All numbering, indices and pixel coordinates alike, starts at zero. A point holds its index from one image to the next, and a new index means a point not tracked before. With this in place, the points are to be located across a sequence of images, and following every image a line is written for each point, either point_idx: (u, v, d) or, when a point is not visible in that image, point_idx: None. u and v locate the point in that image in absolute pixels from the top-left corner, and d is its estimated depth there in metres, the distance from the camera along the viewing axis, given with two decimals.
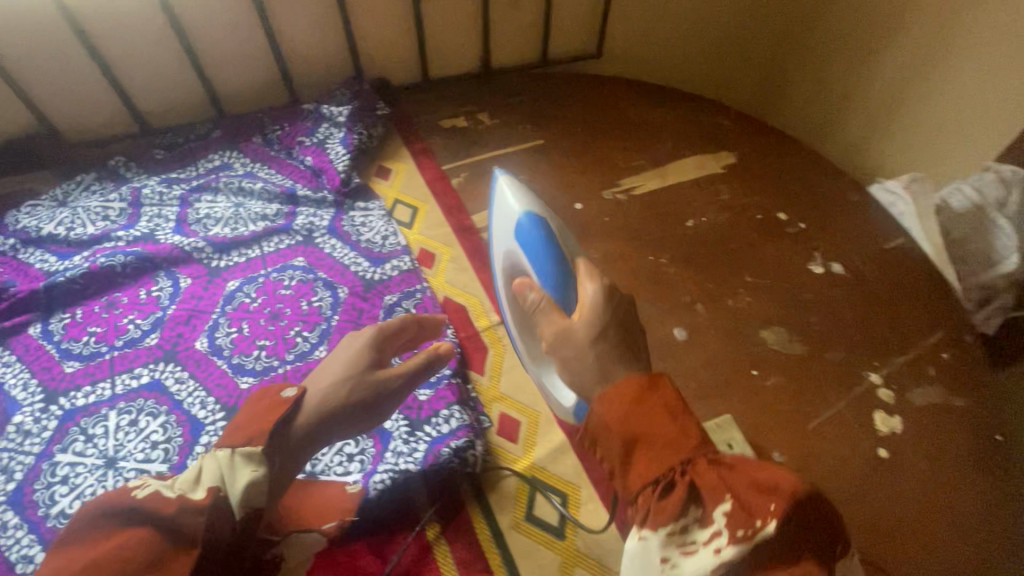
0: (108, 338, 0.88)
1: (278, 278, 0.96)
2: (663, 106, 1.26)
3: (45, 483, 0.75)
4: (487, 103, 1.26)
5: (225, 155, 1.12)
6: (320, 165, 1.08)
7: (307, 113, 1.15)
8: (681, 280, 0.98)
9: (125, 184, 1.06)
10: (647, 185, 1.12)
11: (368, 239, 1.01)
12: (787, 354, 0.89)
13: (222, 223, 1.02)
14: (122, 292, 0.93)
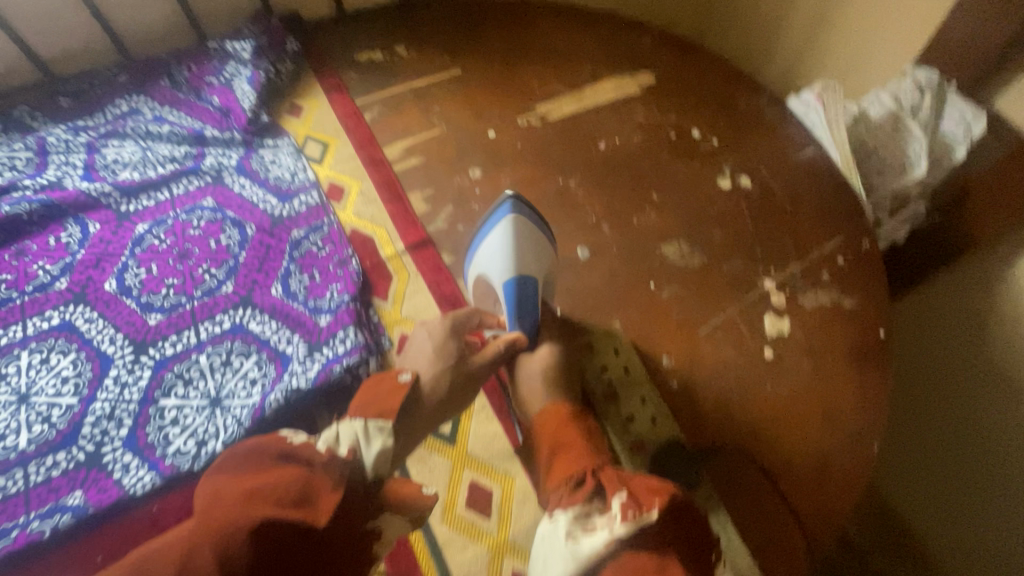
0: (18, 284, 0.90)
1: (187, 219, 0.97)
2: (584, 28, 1.23)
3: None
4: (404, 35, 1.23)
5: (133, 101, 1.10)
6: (227, 105, 1.07)
7: (213, 52, 1.12)
8: (589, 200, 0.98)
9: (31, 134, 1.05)
10: (562, 110, 1.10)
11: (277, 176, 1.01)
12: (688, 267, 0.91)
13: (131, 168, 1.02)
14: (32, 240, 0.94)
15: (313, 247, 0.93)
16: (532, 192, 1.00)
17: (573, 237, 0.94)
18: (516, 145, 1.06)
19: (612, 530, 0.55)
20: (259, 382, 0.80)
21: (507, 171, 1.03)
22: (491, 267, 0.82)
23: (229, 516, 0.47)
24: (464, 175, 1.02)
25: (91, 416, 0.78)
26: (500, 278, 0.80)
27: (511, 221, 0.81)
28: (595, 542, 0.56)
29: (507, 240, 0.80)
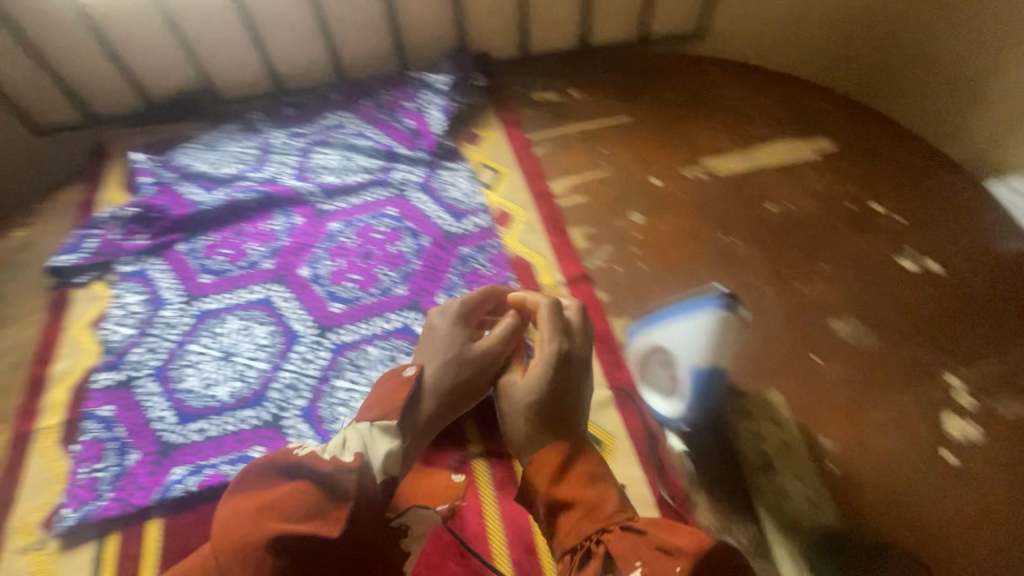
0: (235, 259, 1.05)
1: (373, 223, 1.08)
2: (760, 90, 1.23)
3: (179, 366, 0.92)
4: (578, 80, 1.31)
5: (340, 116, 1.26)
6: (418, 128, 1.19)
7: (413, 80, 1.26)
8: (752, 260, 0.96)
9: (259, 135, 1.24)
10: (730, 166, 1.10)
11: (453, 196, 1.11)
12: (857, 347, 0.85)
13: (332, 174, 1.17)
14: (249, 223, 1.10)
15: (478, 266, 1.00)
16: (692, 242, 0.99)
17: (732, 295, 0.92)
18: (680, 195, 1.07)
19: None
20: None
21: (669, 219, 1.03)
22: (686, 350, 0.82)
23: (249, 531, 0.53)
24: (625, 217, 1.04)
25: (278, 383, 0.89)
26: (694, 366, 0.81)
27: (722, 318, 0.85)
28: None
29: (714, 334, 0.84)
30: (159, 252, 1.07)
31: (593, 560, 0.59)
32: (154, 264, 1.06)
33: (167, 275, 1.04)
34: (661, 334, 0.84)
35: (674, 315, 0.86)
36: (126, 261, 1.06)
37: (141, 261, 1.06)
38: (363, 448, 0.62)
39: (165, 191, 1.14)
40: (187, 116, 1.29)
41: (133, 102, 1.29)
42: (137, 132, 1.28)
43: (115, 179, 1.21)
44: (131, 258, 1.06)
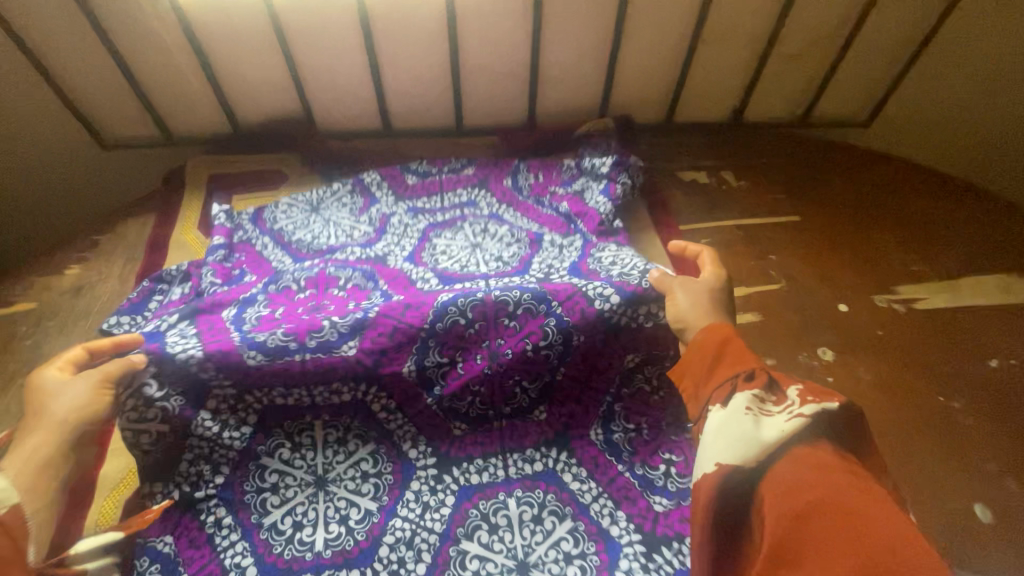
0: (298, 334, 0.71)
1: (500, 300, 0.75)
2: (955, 201, 1.05)
3: (256, 486, 0.74)
4: (732, 161, 1.13)
5: (473, 193, 1.04)
6: (575, 211, 0.97)
7: (564, 165, 1.05)
8: (980, 437, 0.78)
9: (374, 204, 1.02)
10: (934, 302, 0.91)
11: (620, 272, 0.78)
12: None
13: (455, 262, 0.92)
14: (336, 301, 0.82)
15: (644, 388, 0.79)
16: (901, 400, 0.81)
17: (963, 484, 0.74)
18: (876, 330, 0.88)
19: (795, 413, 0.55)
20: (575, 562, 0.68)
21: (866, 364, 0.85)
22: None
23: None
24: (812, 352, 0.86)
25: (390, 536, 0.71)
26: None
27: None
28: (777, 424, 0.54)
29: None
30: (196, 314, 0.76)
31: (758, 378, 0.59)
32: (179, 329, 0.73)
33: (191, 336, 0.70)
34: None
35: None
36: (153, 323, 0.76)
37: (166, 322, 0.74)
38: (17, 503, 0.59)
39: (250, 257, 0.94)
40: (281, 149, 1.12)
41: (218, 125, 1.11)
42: (222, 160, 1.11)
43: (190, 217, 1.04)
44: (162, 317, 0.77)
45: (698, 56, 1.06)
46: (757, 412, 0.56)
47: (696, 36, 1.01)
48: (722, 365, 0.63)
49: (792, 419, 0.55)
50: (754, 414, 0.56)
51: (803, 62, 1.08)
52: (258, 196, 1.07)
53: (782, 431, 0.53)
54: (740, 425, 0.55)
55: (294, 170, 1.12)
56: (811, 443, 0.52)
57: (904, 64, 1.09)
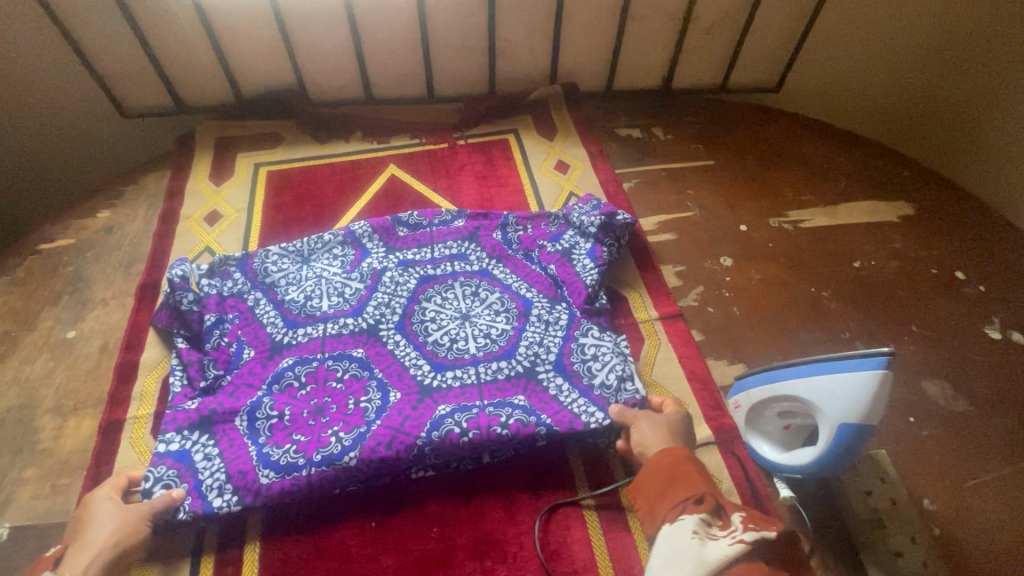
0: (309, 450, 0.81)
1: (494, 413, 0.83)
2: (845, 150, 1.25)
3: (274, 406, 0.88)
4: (661, 119, 1.34)
5: (463, 246, 1.05)
6: (563, 276, 0.99)
7: (553, 217, 1.07)
8: (843, 315, 0.99)
9: (365, 257, 1.04)
10: (815, 221, 1.13)
11: (603, 380, 0.87)
12: (948, 410, 0.88)
13: (445, 334, 0.94)
14: (332, 399, 0.86)
15: (580, 282, 0.97)
16: (783, 293, 1.02)
17: (823, 348, 0.95)
18: (768, 243, 1.09)
19: (737, 538, 0.64)
20: None
21: (758, 268, 1.06)
22: (837, 405, 0.63)
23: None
24: (716, 261, 1.07)
25: None
26: (845, 420, 0.62)
27: (886, 380, 0.61)
28: (720, 549, 0.63)
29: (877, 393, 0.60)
30: (209, 425, 0.83)
31: (705, 504, 0.68)
32: (202, 446, 0.81)
33: (216, 466, 0.80)
34: (798, 384, 0.67)
35: (815, 366, 0.65)
36: (167, 437, 0.82)
37: (187, 440, 0.82)
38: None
39: (244, 318, 0.95)
40: (278, 115, 1.31)
41: (224, 95, 1.30)
42: (227, 126, 1.30)
43: (202, 171, 1.22)
44: (172, 433, 0.82)
45: (626, 31, 1.27)
46: (702, 536, 0.65)
47: (623, 14, 1.22)
48: (672, 491, 0.70)
49: (734, 544, 0.63)
50: (700, 540, 0.64)
51: (716, 35, 1.28)
52: (256, 154, 1.26)
53: (726, 553, 0.63)
54: (686, 552, 0.64)
55: (289, 132, 1.31)
56: (749, 563, 0.63)
57: (799, 36, 1.26)
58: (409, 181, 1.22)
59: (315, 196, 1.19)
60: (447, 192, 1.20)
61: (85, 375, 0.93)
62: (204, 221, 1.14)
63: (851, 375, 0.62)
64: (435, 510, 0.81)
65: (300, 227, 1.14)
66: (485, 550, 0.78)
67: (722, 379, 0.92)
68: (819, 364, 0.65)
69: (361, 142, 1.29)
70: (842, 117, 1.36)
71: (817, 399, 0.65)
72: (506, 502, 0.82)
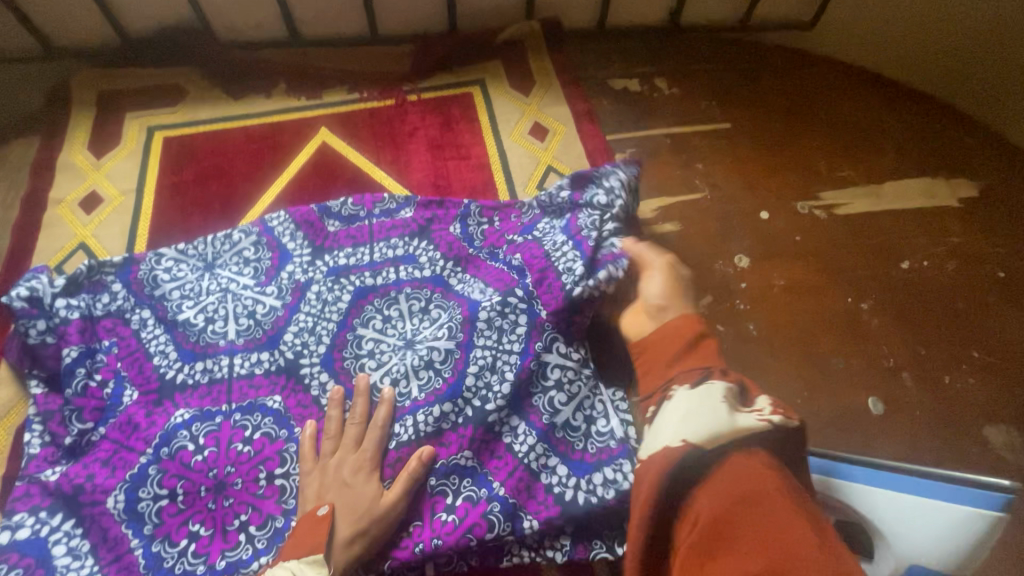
0: (211, 553, 0.64)
1: (440, 492, 0.67)
2: (894, 110, 1.00)
3: (152, 493, 0.65)
4: (666, 67, 1.06)
5: (410, 245, 0.82)
6: (528, 265, 0.74)
7: (526, 206, 0.85)
8: (886, 335, 0.78)
9: (284, 266, 0.81)
10: (854, 205, 0.90)
11: (567, 419, 0.69)
12: (1013, 467, 0.70)
13: (383, 372, 0.72)
14: (236, 470, 0.67)
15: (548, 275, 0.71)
16: (813, 305, 0.81)
17: (862, 379, 0.76)
18: (795, 237, 0.87)
19: (764, 417, 0.52)
20: (462, 495, 0.66)
21: (782, 270, 0.84)
22: (915, 540, 0.56)
23: None
24: (729, 261, 0.85)
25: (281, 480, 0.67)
26: (917, 561, 0.55)
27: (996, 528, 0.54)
28: (743, 423, 0.52)
29: (983, 547, 0.54)
30: (76, 508, 0.64)
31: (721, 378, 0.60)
32: (66, 536, 0.63)
33: (88, 568, 0.62)
34: (877, 497, 0.58)
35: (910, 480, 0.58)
36: (16, 519, 0.63)
37: (45, 525, 0.63)
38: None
39: (124, 345, 0.73)
40: (179, 62, 1.03)
41: (103, 33, 1.00)
42: (113, 75, 1.01)
43: (80, 137, 0.96)
44: (25, 514, 0.63)
45: None
46: (727, 409, 0.54)
47: None
48: (679, 356, 0.66)
49: (758, 422, 0.52)
50: (717, 409, 0.54)
51: None
52: (151, 113, 0.99)
53: (744, 427, 0.51)
54: (701, 414, 0.54)
55: (194, 84, 1.02)
56: (770, 448, 0.51)
57: None
58: (344, 150, 0.96)
59: (224, 172, 0.93)
60: (392, 166, 0.95)
61: None
62: (80, 207, 0.89)
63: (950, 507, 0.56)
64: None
65: (205, 214, 0.90)
66: None
67: None
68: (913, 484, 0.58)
69: (286, 98, 1.01)
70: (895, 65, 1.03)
71: (891, 527, 0.57)
72: None
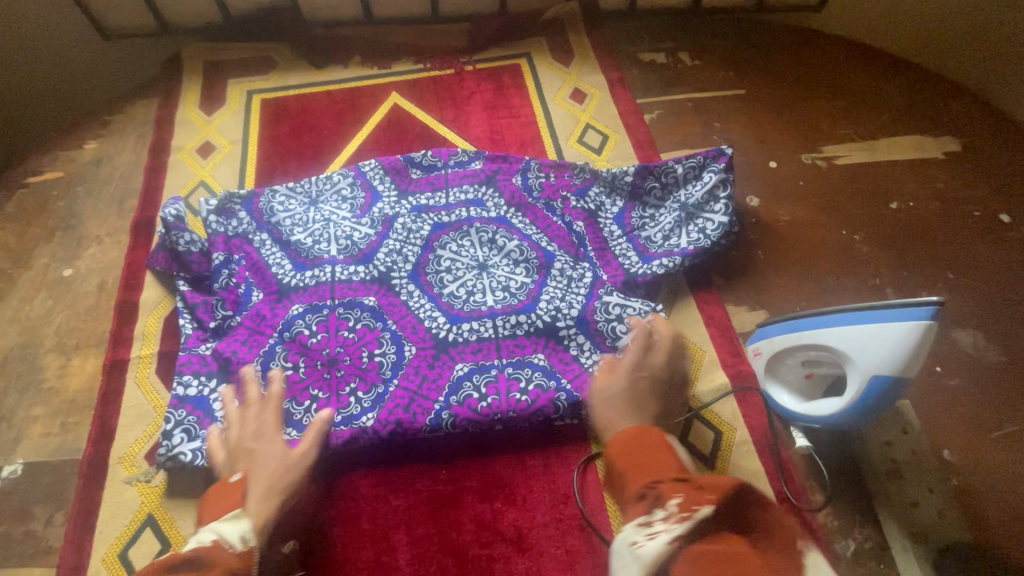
0: (328, 409, 0.80)
1: (514, 376, 0.82)
2: (889, 77, 1.14)
3: (280, 365, 0.82)
4: (688, 42, 1.21)
5: (479, 191, 0.99)
6: (588, 234, 0.94)
7: (579, 168, 0.99)
8: (874, 260, 0.93)
9: (375, 203, 0.97)
10: (851, 157, 1.05)
11: (627, 345, 0.84)
12: (980, 360, 0.83)
13: (462, 285, 0.90)
14: (345, 350, 0.84)
15: (623, 254, 0.92)
16: (812, 235, 0.96)
17: (853, 293, 0.90)
18: (799, 182, 1.02)
19: (671, 530, 0.50)
20: (533, 384, 0.81)
21: (787, 209, 0.99)
22: (870, 357, 0.60)
23: (84, 497, 0.76)
24: (740, 200, 1.00)
25: (386, 372, 0.82)
26: (880, 372, 0.60)
27: (930, 332, 0.58)
28: (657, 545, 0.49)
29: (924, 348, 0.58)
30: (227, 374, 0.82)
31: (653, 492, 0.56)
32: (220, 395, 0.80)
33: None
34: (831, 331, 0.64)
35: (849, 313, 0.63)
36: (185, 380, 0.80)
37: (205, 386, 0.80)
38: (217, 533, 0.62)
39: (249, 259, 0.90)
40: (270, 36, 1.21)
41: (210, 13, 1.19)
42: (215, 48, 1.20)
43: (191, 98, 1.14)
44: (192, 377, 0.81)
45: None
46: (638, 540, 0.51)
47: None
48: (631, 473, 0.59)
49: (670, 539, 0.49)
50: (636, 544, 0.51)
51: None
52: (250, 79, 1.17)
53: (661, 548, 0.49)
54: (626, 563, 0.51)
55: (282, 55, 1.20)
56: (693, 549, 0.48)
57: None
58: (412, 111, 1.13)
59: (313, 128, 1.11)
60: (453, 123, 1.11)
61: (86, 314, 0.91)
62: (197, 153, 1.08)
63: (890, 325, 0.60)
64: (445, 452, 0.81)
65: (298, 160, 1.07)
66: (493, 492, 0.78)
67: (741, 326, 0.88)
68: (856, 313, 0.62)
69: (361, 67, 1.19)
70: (898, 39, 1.18)
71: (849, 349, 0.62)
72: (514, 448, 0.81)
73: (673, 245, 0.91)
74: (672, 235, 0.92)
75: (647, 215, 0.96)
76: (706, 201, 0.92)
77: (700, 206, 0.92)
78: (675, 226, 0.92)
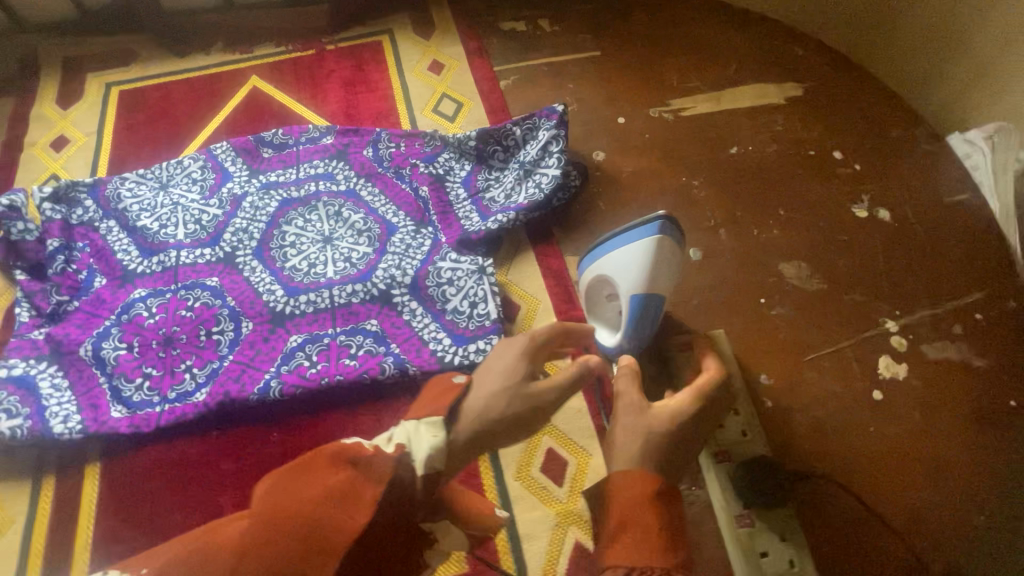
0: (162, 387, 0.81)
1: (346, 343, 0.83)
2: (739, 30, 1.17)
3: (113, 344, 0.83)
4: (548, 7, 1.23)
5: (330, 165, 1.00)
6: (432, 199, 0.95)
7: (429, 136, 1.00)
8: (711, 203, 0.96)
9: (225, 183, 0.98)
10: (697, 107, 1.07)
11: (456, 306, 0.85)
12: (802, 290, 0.87)
13: (304, 259, 0.91)
14: (181, 329, 0.84)
15: (462, 214, 0.94)
16: (653, 183, 0.98)
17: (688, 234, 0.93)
18: (644, 134, 1.04)
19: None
20: (363, 348, 0.83)
21: (631, 161, 1.01)
22: (624, 279, 0.67)
23: None
24: (587, 155, 1.02)
25: (222, 348, 0.83)
26: (633, 290, 0.67)
27: (660, 243, 0.65)
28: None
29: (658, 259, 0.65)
30: (58, 356, 0.82)
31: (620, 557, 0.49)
32: (49, 375, 0.80)
33: (65, 395, 0.79)
34: (598, 264, 0.71)
35: (606, 244, 0.70)
36: (12, 363, 0.80)
37: (32, 368, 0.80)
38: (408, 441, 0.52)
39: (94, 245, 0.91)
40: (130, 27, 1.20)
41: (64, 8, 1.18)
42: (74, 43, 1.19)
43: (48, 93, 1.14)
44: (18, 360, 0.80)
45: None
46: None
47: None
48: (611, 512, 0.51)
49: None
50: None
51: None
52: (109, 72, 1.17)
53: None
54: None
55: (142, 46, 1.20)
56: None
57: None
58: (271, 91, 1.14)
59: (170, 114, 1.11)
60: (311, 101, 1.12)
61: None
62: (51, 147, 1.07)
63: (631, 246, 0.67)
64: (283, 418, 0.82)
65: (154, 146, 1.07)
66: None
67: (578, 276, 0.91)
68: (612, 241, 0.70)
69: (223, 53, 1.19)
70: None
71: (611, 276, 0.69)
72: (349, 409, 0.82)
73: (512, 203, 0.93)
74: (513, 193, 0.94)
75: (492, 177, 0.97)
76: (541, 157, 0.95)
77: (536, 162, 0.95)
78: (515, 184, 0.94)
